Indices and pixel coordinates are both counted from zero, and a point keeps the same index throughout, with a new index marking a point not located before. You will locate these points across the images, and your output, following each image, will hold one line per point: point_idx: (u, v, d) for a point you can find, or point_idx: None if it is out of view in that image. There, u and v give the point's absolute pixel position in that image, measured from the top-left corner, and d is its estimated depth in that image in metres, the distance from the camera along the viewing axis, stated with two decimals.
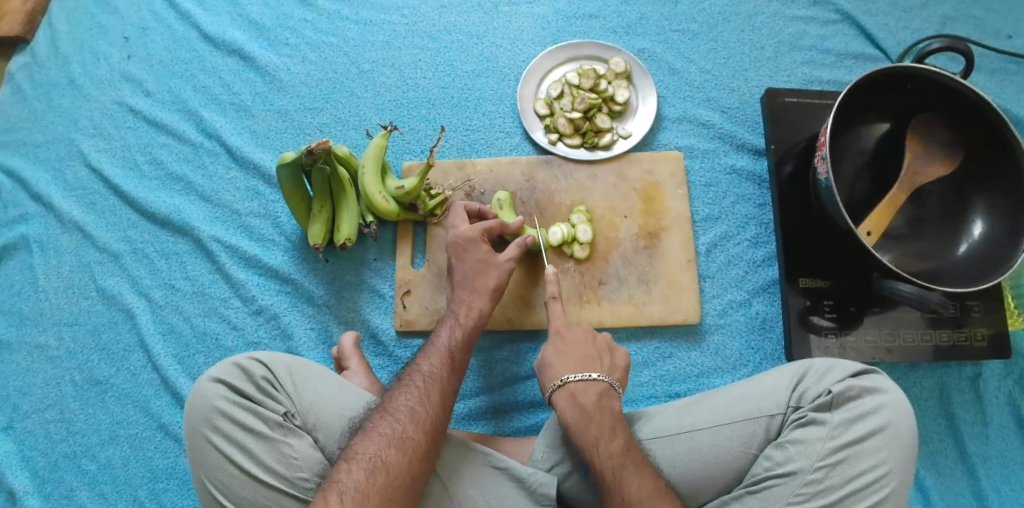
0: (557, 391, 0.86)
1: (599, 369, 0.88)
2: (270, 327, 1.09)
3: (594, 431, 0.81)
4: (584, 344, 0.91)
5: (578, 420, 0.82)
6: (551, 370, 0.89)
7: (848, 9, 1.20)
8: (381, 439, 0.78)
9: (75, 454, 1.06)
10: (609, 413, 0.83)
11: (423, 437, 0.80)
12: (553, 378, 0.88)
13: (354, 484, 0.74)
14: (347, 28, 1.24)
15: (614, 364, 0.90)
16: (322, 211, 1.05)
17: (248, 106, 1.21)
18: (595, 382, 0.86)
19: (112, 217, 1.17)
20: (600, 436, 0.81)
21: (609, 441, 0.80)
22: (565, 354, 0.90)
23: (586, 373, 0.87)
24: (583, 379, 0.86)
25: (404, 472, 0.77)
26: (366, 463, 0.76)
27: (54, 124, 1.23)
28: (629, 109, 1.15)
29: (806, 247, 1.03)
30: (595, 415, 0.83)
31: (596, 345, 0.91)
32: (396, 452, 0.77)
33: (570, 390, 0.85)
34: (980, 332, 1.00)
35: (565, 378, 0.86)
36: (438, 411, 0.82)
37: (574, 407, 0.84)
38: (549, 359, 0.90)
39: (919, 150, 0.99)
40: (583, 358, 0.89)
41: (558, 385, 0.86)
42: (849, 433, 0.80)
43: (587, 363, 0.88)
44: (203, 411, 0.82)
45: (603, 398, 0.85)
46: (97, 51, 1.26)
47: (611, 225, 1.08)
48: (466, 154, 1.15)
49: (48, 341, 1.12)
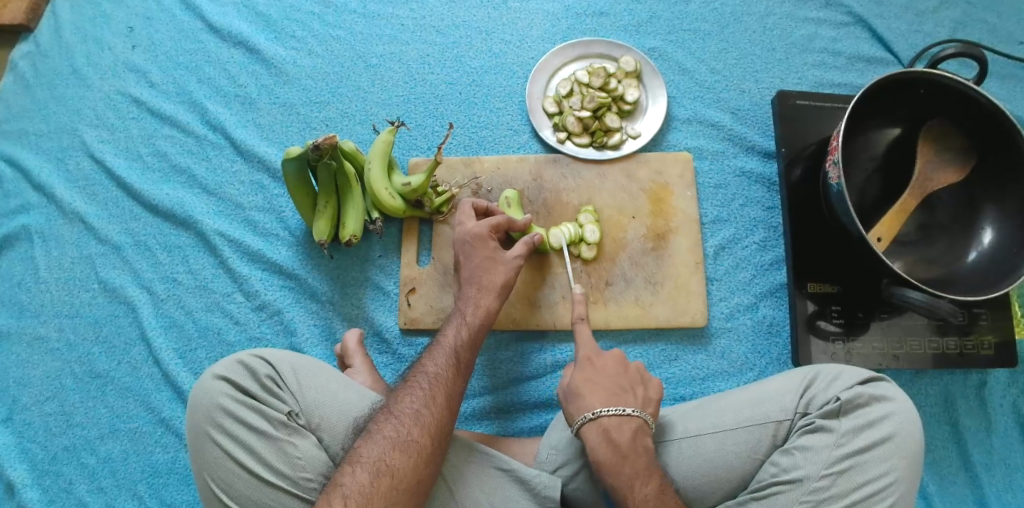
0: (588, 424, 0.82)
1: (632, 403, 0.84)
2: (272, 323, 1.08)
3: (628, 473, 0.78)
4: (615, 375, 0.87)
5: (611, 460, 0.79)
6: (580, 401, 0.84)
7: (860, 12, 1.19)
8: (385, 442, 0.78)
9: (75, 447, 1.05)
10: (643, 452, 0.80)
11: (428, 440, 0.79)
12: (583, 410, 0.83)
13: (358, 488, 0.74)
14: (354, 22, 1.22)
15: (647, 397, 0.86)
16: (327, 206, 1.04)
17: (253, 98, 1.20)
18: (630, 419, 0.82)
19: (114, 209, 1.16)
20: (634, 478, 0.78)
21: (644, 485, 0.78)
22: (595, 385, 0.85)
23: (621, 407, 0.83)
24: (616, 413, 0.82)
25: (409, 476, 0.76)
26: (371, 466, 0.76)
27: (56, 113, 1.21)
28: (638, 109, 1.14)
29: (815, 252, 1.03)
30: (631, 455, 0.79)
31: (627, 376, 0.87)
32: (401, 456, 0.77)
33: (603, 425, 0.82)
34: (987, 340, 1.00)
35: (596, 411, 0.82)
36: (443, 414, 0.82)
37: (607, 446, 0.80)
38: (578, 388, 0.85)
39: (931, 154, 0.98)
40: (615, 390, 0.85)
41: (588, 419, 0.82)
42: (856, 442, 0.79)
43: (620, 396, 0.84)
44: (206, 409, 0.81)
45: (638, 435, 0.82)
46: (100, 40, 1.25)
47: (619, 226, 1.07)
48: (473, 151, 1.14)
49: (48, 332, 1.11)
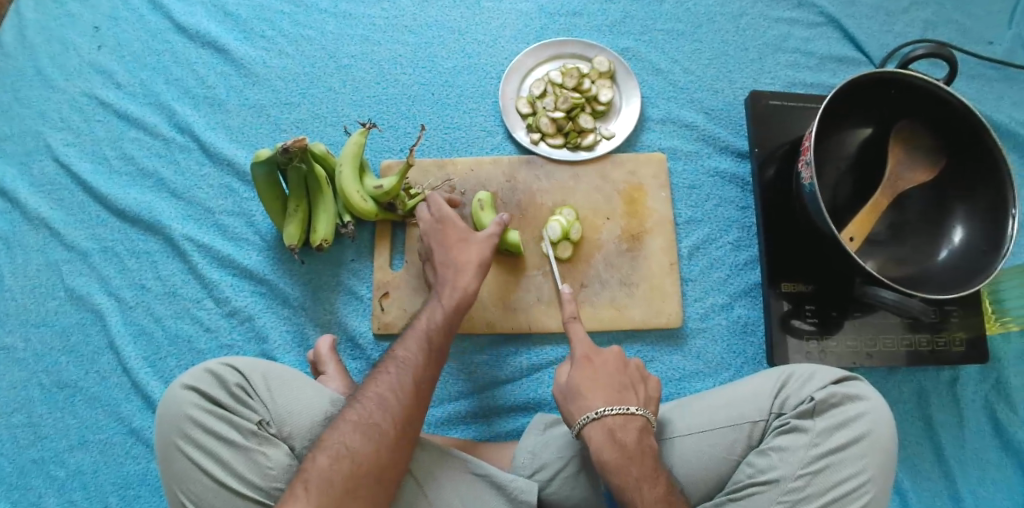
0: (591, 425, 0.80)
1: (634, 401, 0.83)
2: (244, 329, 1.06)
3: (636, 474, 0.77)
4: (614, 371, 0.85)
5: (618, 461, 0.78)
6: (581, 400, 0.82)
7: (831, 12, 1.19)
8: (347, 426, 0.77)
9: (43, 460, 1.03)
10: (649, 454, 0.79)
11: (392, 425, 0.78)
12: (586, 410, 0.81)
13: (318, 472, 0.73)
14: (325, 21, 1.20)
15: (647, 395, 0.85)
16: (298, 210, 1.02)
17: (222, 100, 1.17)
18: (634, 418, 0.81)
19: (80, 214, 1.13)
20: (642, 479, 0.77)
21: (653, 487, 0.77)
22: (596, 383, 0.83)
23: (625, 407, 0.81)
24: (621, 412, 0.81)
25: (370, 460, 0.75)
26: (331, 450, 0.74)
27: (20, 116, 1.18)
28: (612, 110, 1.14)
29: (788, 250, 1.03)
30: (637, 457, 0.78)
31: (627, 373, 0.86)
32: (362, 440, 0.76)
33: (607, 424, 0.80)
34: (958, 337, 1.01)
35: (600, 411, 0.81)
36: (409, 397, 0.80)
37: (613, 446, 0.79)
38: (579, 386, 0.83)
39: (901, 155, 0.99)
40: (618, 388, 0.83)
41: (591, 418, 0.80)
42: (831, 441, 0.79)
43: (622, 394, 0.83)
44: (174, 419, 0.79)
45: (642, 435, 0.81)
46: (66, 40, 1.22)
47: (594, 227, 1.07)
48: (446, 153, 1.13)
49: (13, 342, 1.08)
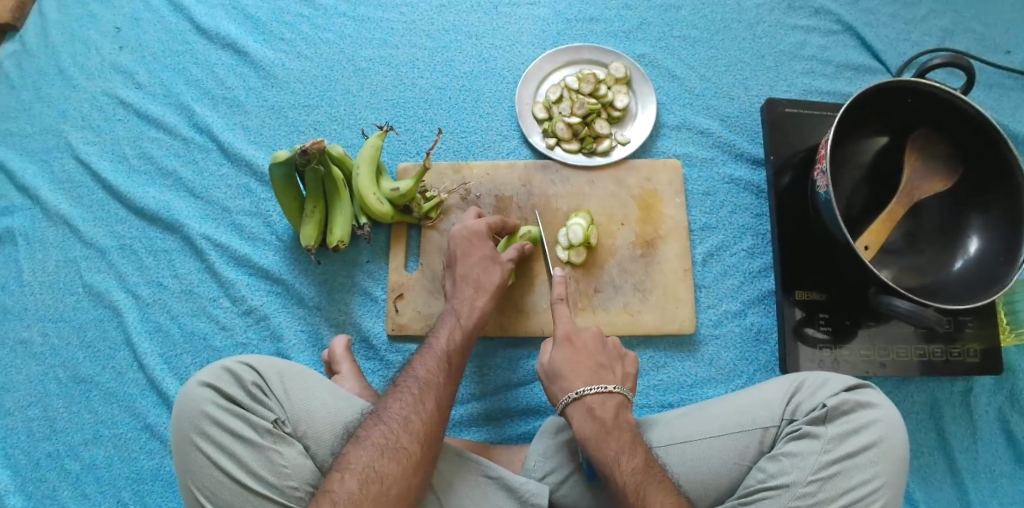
0: (572, 404, 0.84)
1: (612, 380, 0.86)
2: (259, 328, 1.07)
3: (613, 447, 0.79)
4: (594, 350, 0.89)
5: (597, 435, 0.80)
6: (564, 381, 0.86)
7: (849, 20, 1.19)
8: (373, 449, 0.77)
9: (58, 453, 1.04)
10: (627, 428, 0.82)
11: (416, 446, 0.78)
12: (568, 390, 0.85)
13: (347, 495, 0.73)
14: (343, 25, 1.22)
15: (624, 373, 0.89)
16: (315, 211, 1.03)
17: (240, 101, 1.19)
18: (612, 395, 0.84)
19: (100, 211, 1.15)
20: (621, 451, 0.79)
21: (631, 458, 0.78)
22: (577, 364, 0.87)
23: (603, 385, 0.84)
24: (599, 391, 0.84)
25: (398, 483, 0.75)
26: (360, 473, 0.75)
27: (41, 114, 1.20)
28: (628, 115, 1.14)
29: (803, 260, 1.03)
30: (615, 430, 0.81)
31: (606, 354, 0.89)
32: (390, 463, 0.76)
33: (586, 404, 0.83)
34: (972, 347, 1.00)
35: (580, 390, 0.84)
36: (433, 418, 0.81)
37: (592, 422, 0.82)
38: (560, 367, 0.87)
39: (917, 164, 1.00)
40: (596, 368, 0.87)
41: (572, 398, 0.84)
42: (842, 447, 0.79)
43: (600, 373, 0.86)
44: (192, 416, 0.80)
45: (621, 412, 0.83)
46: (87, 40, 1.23)
47: (608, 232, 1.07)
48: (463, 156, 1.14)
49: (32, 337, 1.10)
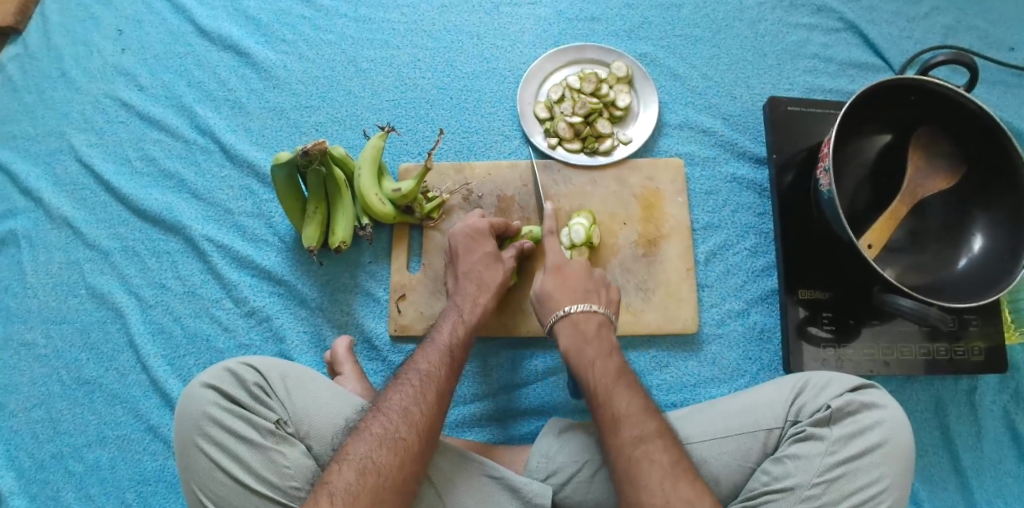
0: (559, 321, 0.89)
1: (598, 301, 0.91)
2: (262, 329, 1.07)
3: (590, 355, 0.85)
4: (580, 278, 0.92)
5: (577, 345, 0.86)
6: (551, 302, 0.91)
7: (851, 18, 1.19)
8: (372, 439, 0.77)
9: (62, 454, 1.04)
10: (608, 341, 0.87)
11: (415, 437, 0.78)
12: (554, 308, 0.90)
13: (344, 486, 0.73)
14: (344, 26, 1.22)
15: (610, 299, 0.93)
16: (317, 212, 1.03)
17: (242, 102, 1.19)
18: (596, 313, 0.89)
19: (103, 213, 1.15)
20: (596, 358, 0.84)
21: (604, 363, 0.83)
22: (565, 289, 0.91)
23: (588, 305, 0.89)
24: (584, 308, 0.89)
25: (395, 473, 0.75)
26: (357, 464, 0.75)
27: (44, 117, 1.20)
28: (629, 115, 1.14)
29: (806, 258, 1.03)
30: (593, 340, 0.86)
31: (593, 281, 0.92)
32: (387, 454, 0.76)
33: (572, 320, 0.88)
34: (977, 346, 1.00)
35: (567, 309, 0.89)
36: (433, 410, 0.81)
37: (574, 334, 0.87)
38: (549, 291, 0.91)
39: (921, 162, 0.99)
40: (583, 291, 0.91)
41: (560, 316, 0.89)
42: (847, 449, 0.79)
43: (586, 293, 0.91)
44: (194, 417, 0.80)
45: (604, 328, 0.88)
46: (90, 43, 1.24)
47: (610, 231, 1.07)
48: (464, 156, 1.14)
49: (36, 338, 1.10)
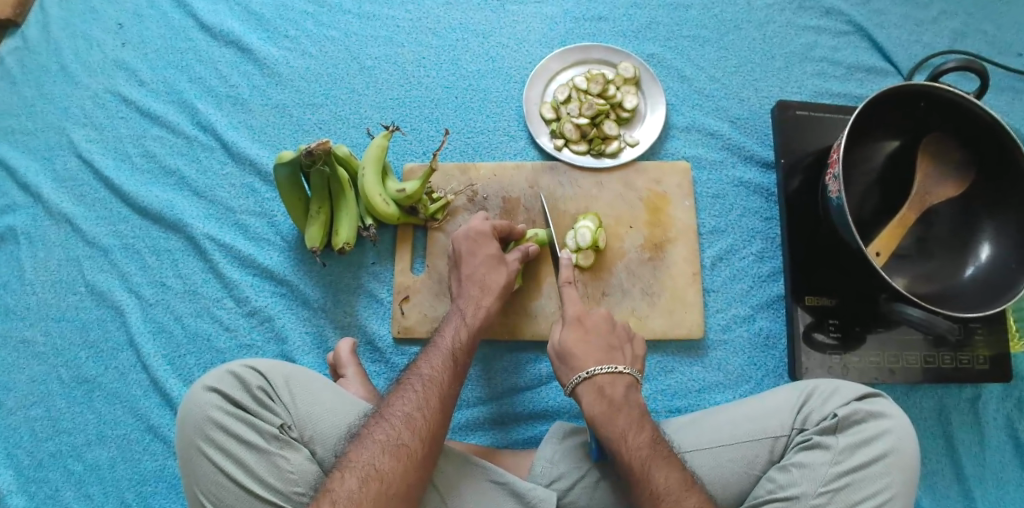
0: (582, 385, 0.84)
1: (622, 360, 0.86)
2: (264, 330, 1.06)
3: (622, 425, 0.80)
4: (603, 334, 0.88)
5: (606, 413, 0.81)
6: (574, 362, 0.86)
7: (860, 21, 1.18)
8: (375, 446, 0.76)
9: (61, 453, 1.03)
10: (637, 406, 0.83)
11: (418, 444, 0.77)
12: (578, 371, 0.85)
13: (347, 493, 0.72)
14: (349, 22, 1.20)
15: (633, 353, 0.89)
16: (320, 213, 1.02)
17: (244, 99, 1.17)
18: (622, 375, 0.84)
19: (103, 210, 1.14)
20: (630, 430, 0.80)
21: (638, 436, 0.80)
22: (587, 344, 0.86)
23: (613, 366, 0.85)
24: (609, 370, 0.84)
25: (399, 480, 0.74)
26: (360, 471, 0.74)
27: (43, 111, 1.18)
28: (636, 116, 1.13)
29: (813, 265, 1.02)
30: (624, 408, 0.82)
31: (616, 334, 0.89)
32: (391, 460, 0.75)
33: (597, 383, 0.83)
34: (982, 354, 1.00)
35: (591, 371, 0.84)
36: (435, 415, 0.79)
37: (602, 400, 0.82)
38: (571, 347, 0.86)
39: (931, 169, 0.98)
40: (606, 350, 0.86)
41: (583, 378, 0.84)
42: (853, 459, 0.78)
43: (610, 356, 0.86)
44: (196, 421, 0.79)
45: (630, 391, 0.84)
46: (90, 37, 1.22)
47: (616, 235, 1.06)
48: (469, 157, 1.13)
49: (34, 336, 1.09)
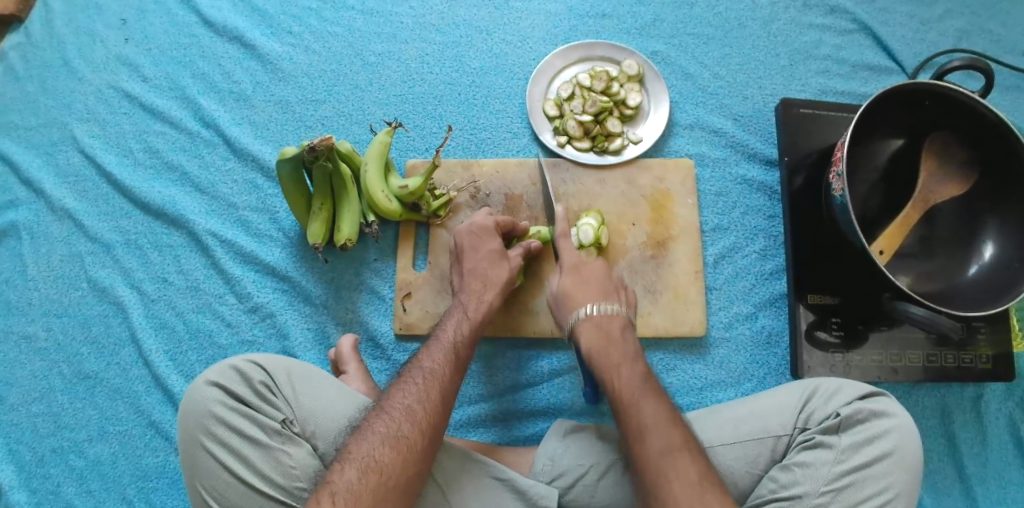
0: (581, 322, 0.86)
1: (618, 302, 0.89)
2: (265, 326, 1.06)
3: (623, 379, 0.79)
4: (601, 278, 0.91)
5: (602, 345, 0.83)
6: (572, 302, 0.89)
7: (865, 19, 1.18)
8: (375, 438, 0.75)
9: (63, 448, 1.03)
10: (631, 345, 0.84)
11: (418, 436, 0.76)
12: (576, 309, 0.87)
13: (346, 485, 0.71)
14: (352, 18, 1.20)
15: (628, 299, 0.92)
16: (322, 209, 1.02)
17: (247, 95, 1.17)
18: (616, 316, 0.86)
19: (105, 206, 1.14)
20: (624, 363, 0.81)
21: (632, 370, 0.80)
22: (586, 287, 0.90)
23: (608, 305, 0.87)
24: (606, 309, 0.86)
25: (398, 472, 0.73)
26: (359, 463, 0.73)
27: (46, 107, 1.18)
28: (640, 114, 1.13)
29: (817, 263, 1.02)
30: (617, 343, 0.83)
31: (613, 281, 0.92)
32: (390, 452, 0.74)
33: (594, 321, 0.86)
34: (984, 353, 0.99)
35: (589, 310, 0.86)
36: (436, 409, 0.79)
37: (598, 336, 0.84)
38: (569, 290, 0.90)
39: (934, 167, 0.99)
40: (604, 291, 0.90)
41: (582, 316, 0.86)
42: (856, 458, 0.78)
43: (607, 295, 0.89)
44: (198, 415, 0.79)
45: (625, 331, 0.85)
46: (93, 33, 1.22)
47: (619, 232, 1.06)
48: (472, 153, 1.13)
49: (36, 331, 1.09)
